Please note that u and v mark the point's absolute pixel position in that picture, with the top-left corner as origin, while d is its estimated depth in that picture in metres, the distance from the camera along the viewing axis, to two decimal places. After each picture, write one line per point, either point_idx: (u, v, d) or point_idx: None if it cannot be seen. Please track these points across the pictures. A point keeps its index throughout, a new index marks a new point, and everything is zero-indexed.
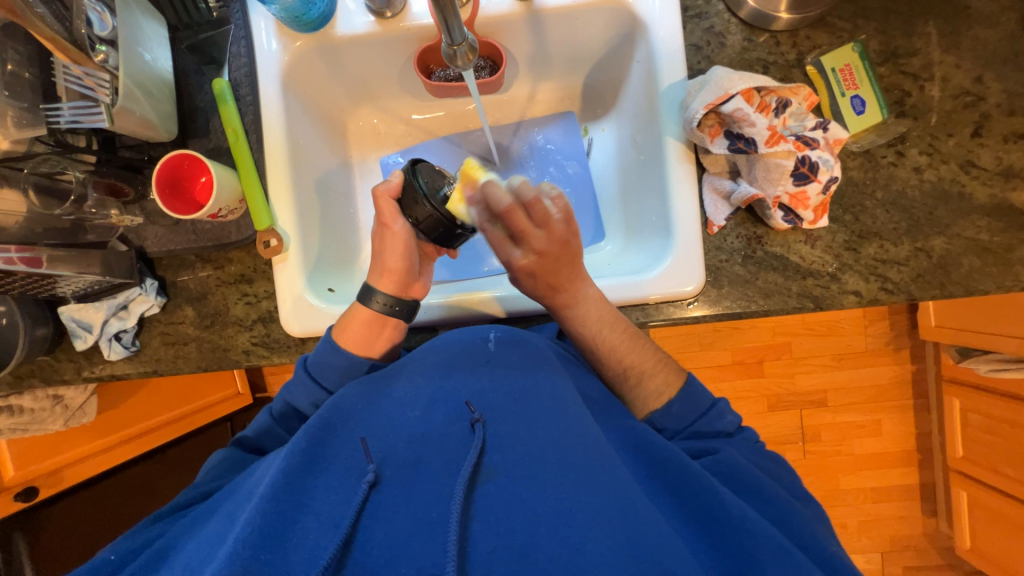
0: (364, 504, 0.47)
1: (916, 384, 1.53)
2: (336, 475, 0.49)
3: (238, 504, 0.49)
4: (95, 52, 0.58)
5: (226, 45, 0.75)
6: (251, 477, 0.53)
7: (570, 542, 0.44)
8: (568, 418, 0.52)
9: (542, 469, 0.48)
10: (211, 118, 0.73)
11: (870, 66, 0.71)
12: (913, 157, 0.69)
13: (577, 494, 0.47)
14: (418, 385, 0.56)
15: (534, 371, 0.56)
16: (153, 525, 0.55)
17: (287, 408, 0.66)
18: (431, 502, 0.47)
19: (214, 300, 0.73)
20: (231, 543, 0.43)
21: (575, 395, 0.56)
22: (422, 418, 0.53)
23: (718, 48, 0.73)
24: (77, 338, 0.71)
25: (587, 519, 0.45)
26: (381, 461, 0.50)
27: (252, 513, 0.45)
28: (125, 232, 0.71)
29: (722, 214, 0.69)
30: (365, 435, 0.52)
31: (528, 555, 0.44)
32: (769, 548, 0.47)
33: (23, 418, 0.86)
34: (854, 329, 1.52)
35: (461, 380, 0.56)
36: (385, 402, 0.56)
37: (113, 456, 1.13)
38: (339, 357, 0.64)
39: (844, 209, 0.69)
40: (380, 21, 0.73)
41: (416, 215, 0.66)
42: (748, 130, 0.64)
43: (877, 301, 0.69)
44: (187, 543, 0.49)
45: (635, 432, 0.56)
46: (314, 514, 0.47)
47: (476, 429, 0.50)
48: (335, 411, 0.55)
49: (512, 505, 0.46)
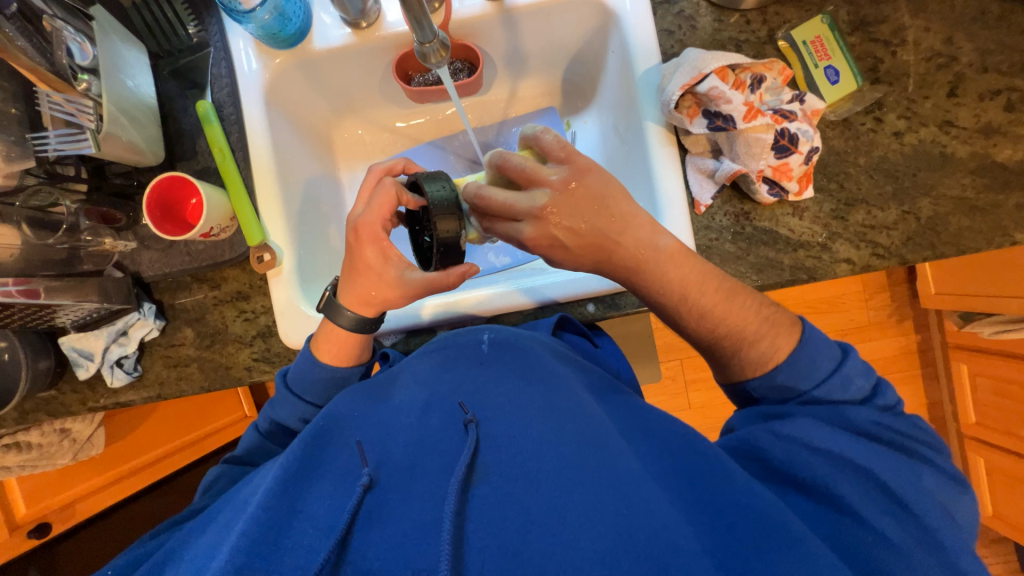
0: (356, 509, 0.46)
1: (923, 353, 1.53)
2: (331, 480, 0.49)
3: (235, 512, 0.49)
4: (78, 81, 0.59)
5: (207, 68, 0.75)
6: (248, 485, 0.53)
7: (562, 537, 0.43)
8: (562, 413, 0.52)
9: (535, 463, 0.48)
10: (198, 140, 0.74)
11: (840, 35, 0.71)
12: (891, 122, 0.70)
13: (573, 486, 0.46)
14: (413, 391, 0.57)
15: (528, 365, 0.57)
16: (149, 540, 0.54)
17: (273, 425, 0.66)
18: (425, 502, 0.46)
19: (213, 319, 0.74)
20: (224, 552, 0.42)
21: (574, 386, 0.56)
22: (418, 421, 0.53)
23: (689, 31, 0.74)
24: (80, 367, 0.72)
25: (584, 510, 0.45)
26: (376, 464, 0.50)
27: (246, 522, 0.44)
28: (120, 259, 0.71)
29: (708, 193, 0.70)
30: (361, 439, 0.52)
31: (522, 554, 0.42)
32: (779, 532, 0.45)
33: (32, 454, 0.85)
34: (856, 302, 1.52)
35: (457, 381, 0.56)
36: (381, 409, 0.56)
37: (125, 486, 1.12)
38: (319, 371, 0.64)
39: (829, 178, 0.70)
40: (356, 32, 0.74)
41: (443, 214, 0.56)
42: (725, 107, 0.65)
43: (870, 268, 0.69)
44: (187, 550, 0.48)
45: (636, 420, 0.56)
46: (308, 519, 0.46)
47: (469, 429, 0.50)
48: (330, 418, 0.54)
49: (507, 503, 0.46)
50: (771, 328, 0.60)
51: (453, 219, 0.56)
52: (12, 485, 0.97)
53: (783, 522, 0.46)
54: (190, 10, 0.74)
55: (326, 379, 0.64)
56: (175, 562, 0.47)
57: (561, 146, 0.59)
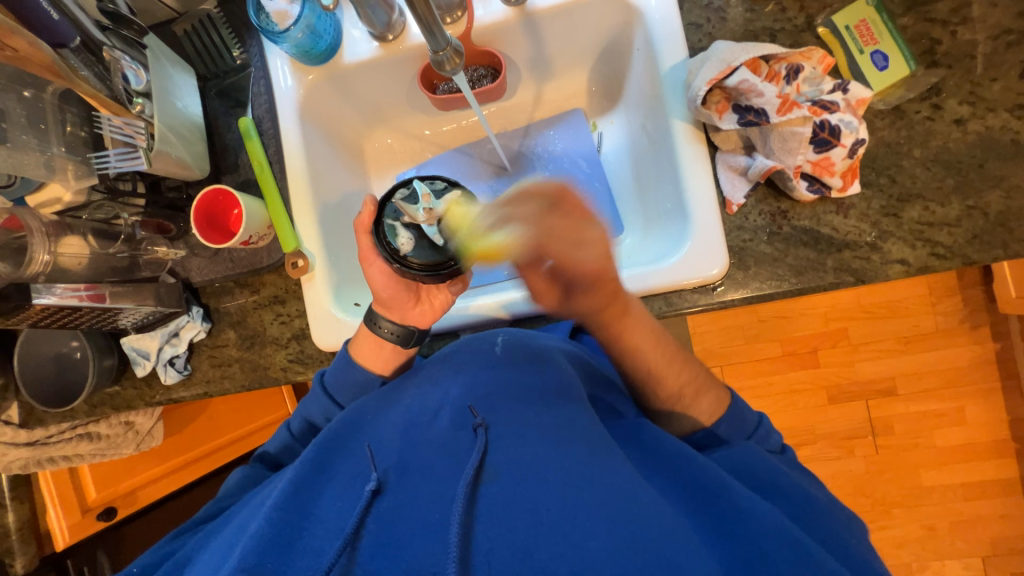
0: (365, 511, 0.48)
1: (1002, 364, 1.37)
2: (342, 483, 0.51)
3: (249, 516, 0.51)
4: (132, 104, 0.66)
5: (248, 86, 0.80)
6: (262, 491, 0.55)
7: (571, 539, 0.44)
8: (572, 418, 0.53)
9: (545, 467, 0.48)
10: (239, 154, 0.79)
11: (889, 18, 0.66)
12: (952, 109, 0.63)
13: (582, 492, 0.46)
14: (425, 392, 0.59)
15: (539, 364, 0.59)
16: (173, 541, 0.56)
17: (304, 425, 0.68)
18: (433, 504, 0.47)
19: (252, 322, 0.78)
20: (239, 550, 0.45)
21: (582, 394, 0.57)
22: (428, 423, 0.55)
23: (719, 23, 0.71)
24: (139, 365, 0.78)
25: (591, 517, 0.45)
26: (386, 469, 0.51)
27: (262, 521, 0.47)
28: (173, 266, 0.77)
29: (741, 192, 0.66)
30: (373, 442, 0.54)
31: (530, 555, 0.43)
32: (775, 538, 0.45)
33: (101, 443, 0.92)
34: (921, 307, 1.38)
35: (465, 385, 0.57)
36: (395, 411, 0.58)
37: (178, 478, 1.19)
38: (352, 372, 0.66)
39: (878, 172, 0.64)
40: (383, 45, 0.77)
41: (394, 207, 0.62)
42: (756, 100, 0.62)
43: (929, 269, 0.62)
44: (201, 555, 0.50)
45: (639, 434, 0.57)
46: (319, 522, 0.48)
47: (478, 433, 0.51)
48: (348, 423, 0.57)
49: (514, 506, 0.46)
50: (691, 377, 0.63)
51: (398, 193, 0.62)
52: (84, 470, 1.09)
53: (782, 527, 0.46)
54: (235, 36, 0.80)
55: (360, 380, 0.66)
56: (191, 564, 0.50)
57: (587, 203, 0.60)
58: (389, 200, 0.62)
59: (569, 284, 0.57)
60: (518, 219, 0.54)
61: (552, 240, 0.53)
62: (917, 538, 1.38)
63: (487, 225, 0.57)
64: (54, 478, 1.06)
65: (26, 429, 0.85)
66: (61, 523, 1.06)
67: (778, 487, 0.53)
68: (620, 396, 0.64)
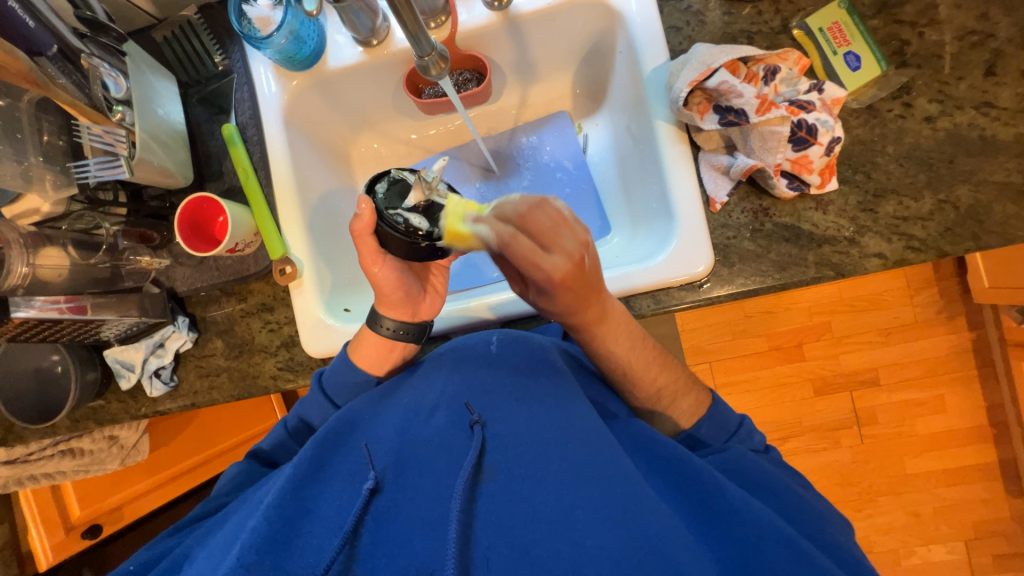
0: (364, 510, 0.48)
1: (978, 352, 1.42)
2: (340, 481, 0.51)
3: (247, 513, 0.50)
4: (112, 112, 0.64)
5: (232, 93, 0.79)
6: (258, 490, 0.54)
7: (568, 537, 0.45)
8: (569, 414, 0.53)
9: (543, 464, 0.49)
10: (223, 161, 0.78)
11: (860, 20, 0.69)
12: (922, 107, 0.66)
13: (580, 490, 0.47)
14: (420, 391, 0.58)
15: (535, 362, 0.59)
16: (174, 534, 0.56)
17: (300, 423, 0.67)
18: (432, 502, 0.48)
19: (240, 331, 0.77)
20: (238, 548, 0.44)
21: (577, 391, 0.57)
22: (423, 420, 0.54)
23: (698, 26, 0.72)
24: (123, 378, 0.77)
25: (588, 514, 0.46)
26: (383, 467, 0.51)
27: (260, 518, 0.46)
28: (157, 275, 0.76)
29: (723, 190, 0.67)
30: (369, 441, 0.54)
31: (528, 552, 0.44)
32: (767, 535, 0.46)
33: (84, 459, 0.90)
34: (900, 300, 1.43)
35: (460, 383, 0.57)
36: (390, 409, 0.57)
37: (164, 493, 1.16)
38: (349, 375, 0.66)
39: (854, 168, 0.66)
40: (368, 50, 0.77)
41: (388, 202, 0.60)
42: (736, 101, 0.64)
43: (905, 262, 0.64)
44: (200, 550, 0.50)
45: (636, 430, 0.56)
46: (318, 520, 0.48)
47: (475, 431, 0.51)
48: (344, 421, 0.56)
49: (513, 505, 0.47)
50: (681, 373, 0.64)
51: (381, 186, 0.60)
52: (66, 487, 1.06)
53: (774, 525, 0.47)
54: (216, 41, 0.79)
55: (357, 382, 0.66)
56: (189, 562, 0.50)
57: (559, 216, 0.54)
58: (376, 195, 0.60)
59: (539, 290, 0.55)
60: (497, 219, 0.54)
61: (514, 252, 0.52)
62: (903, 525, 1.42)
63: (464, 217, 0.56)
64: (35, 496, 1.04)
65: (4, 446, 0.82)
66: (44, 540, 1.05)
67: (770, 482, 0.54)
68: (613, 394, 0.64)
